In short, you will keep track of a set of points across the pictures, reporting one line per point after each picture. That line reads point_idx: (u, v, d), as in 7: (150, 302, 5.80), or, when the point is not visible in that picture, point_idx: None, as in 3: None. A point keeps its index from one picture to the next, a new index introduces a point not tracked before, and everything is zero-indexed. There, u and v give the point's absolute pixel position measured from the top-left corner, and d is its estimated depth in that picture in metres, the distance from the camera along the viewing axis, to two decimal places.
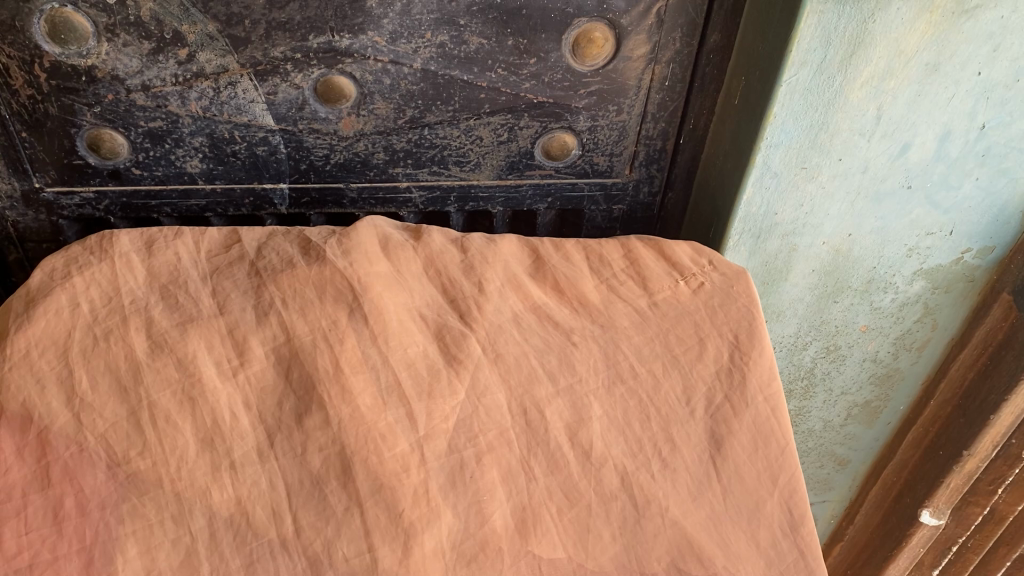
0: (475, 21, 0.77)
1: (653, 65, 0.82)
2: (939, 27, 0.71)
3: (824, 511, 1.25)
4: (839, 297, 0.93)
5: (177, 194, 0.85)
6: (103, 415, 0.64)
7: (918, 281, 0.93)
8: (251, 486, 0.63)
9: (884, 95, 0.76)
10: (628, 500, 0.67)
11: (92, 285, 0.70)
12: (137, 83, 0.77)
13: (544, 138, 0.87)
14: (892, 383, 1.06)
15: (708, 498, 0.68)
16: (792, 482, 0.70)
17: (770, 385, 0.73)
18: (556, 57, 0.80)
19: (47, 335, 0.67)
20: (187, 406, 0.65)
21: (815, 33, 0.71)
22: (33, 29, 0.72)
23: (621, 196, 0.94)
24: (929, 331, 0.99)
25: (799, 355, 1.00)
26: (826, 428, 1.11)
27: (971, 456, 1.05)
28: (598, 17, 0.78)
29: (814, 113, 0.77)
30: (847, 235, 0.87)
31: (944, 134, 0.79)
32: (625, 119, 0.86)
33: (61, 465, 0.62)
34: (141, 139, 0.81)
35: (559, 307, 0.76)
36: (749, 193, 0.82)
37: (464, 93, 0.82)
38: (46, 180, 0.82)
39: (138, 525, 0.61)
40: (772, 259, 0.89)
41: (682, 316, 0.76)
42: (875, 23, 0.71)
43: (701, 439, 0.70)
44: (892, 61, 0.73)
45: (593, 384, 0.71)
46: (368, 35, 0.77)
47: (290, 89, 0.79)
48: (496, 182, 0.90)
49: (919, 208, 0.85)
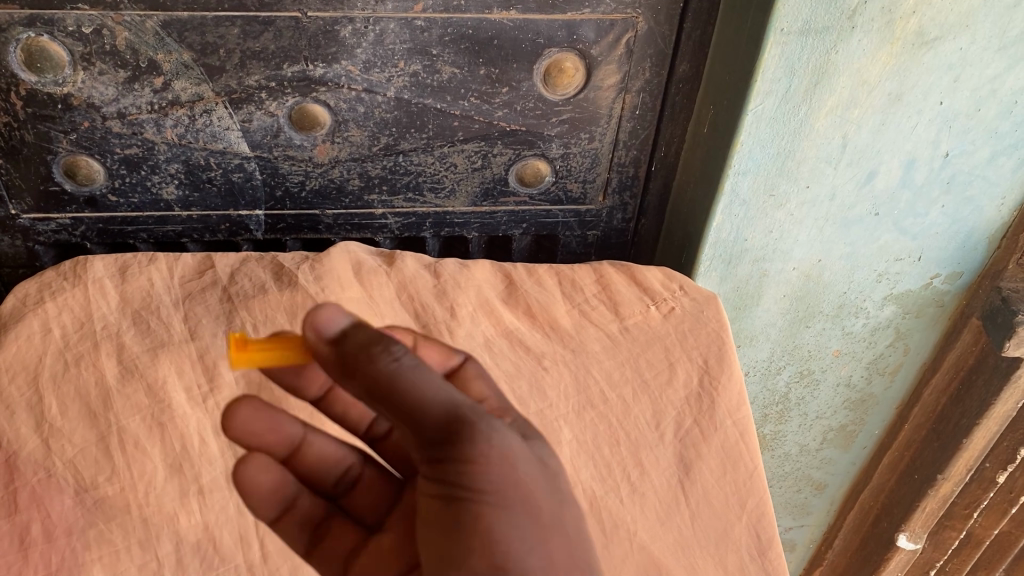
0: (447, 51, 0.78)
1: (624, 94, 0.84)
2: (900, 58, 0.73)
3: (803, 536, 1.25)
4: (811, 322, 0.94)
5: (153, 220, 0.86)
6: (72, 440, 0.65)
7: (888, 306, 0.94)
8: (219, 512, 0.65)
9: (849, 123, 0.77)
10: (597, 524, 0.68)
11: (64, 311, 0.71)
12: (113, 111, 0.78)
13: (518, 165, 0.88)
14: (867, 407, 1.06)
15: (677, 522, 0.69)
16: (760, 506, 0.70)
17: (739, 410, 0.73)
18: (528, 86, 0.81)
19: (18, 361, 0.68)
20: (156, 431, 0.66)
21: (780, 62, 0.73)
22: (10, 58, 0.73)
23: (595, 222, 0.94)
24: (902, 356, 1.00)
25: (772, 379, 1.01)
26: (803, 452, 1.11)
27: (945, 480, 1.07)
28: (568, 47, 0.79)
29: (782, 141, 0.78)
30: (817, 260, 0.88)
31: (908, 162, 0.80)
32: (598, 147, 0.87)
33: (29, 490, 0.63)
34: (116, 165, 0.81)
35: (531, 332, 0.77)
36: (718, 219, 0.84)
37: (438, 121, 0.83)
38: (23, 206, 0.83)
39: (105, 551, 0.62)
40: (743, 284, 0.90)
41: (653, 341, 0.77)
42: (838, 53, 0.72)
43: (670, 463, 0.71)
44: (856, 91, 0.75)
45: (563, 409, 0.72)
46: (342, 64, 0.78)
47: (265, 117, 0.80)
48: (471, 208, 0.91)
49: (887, 234, 0.86)
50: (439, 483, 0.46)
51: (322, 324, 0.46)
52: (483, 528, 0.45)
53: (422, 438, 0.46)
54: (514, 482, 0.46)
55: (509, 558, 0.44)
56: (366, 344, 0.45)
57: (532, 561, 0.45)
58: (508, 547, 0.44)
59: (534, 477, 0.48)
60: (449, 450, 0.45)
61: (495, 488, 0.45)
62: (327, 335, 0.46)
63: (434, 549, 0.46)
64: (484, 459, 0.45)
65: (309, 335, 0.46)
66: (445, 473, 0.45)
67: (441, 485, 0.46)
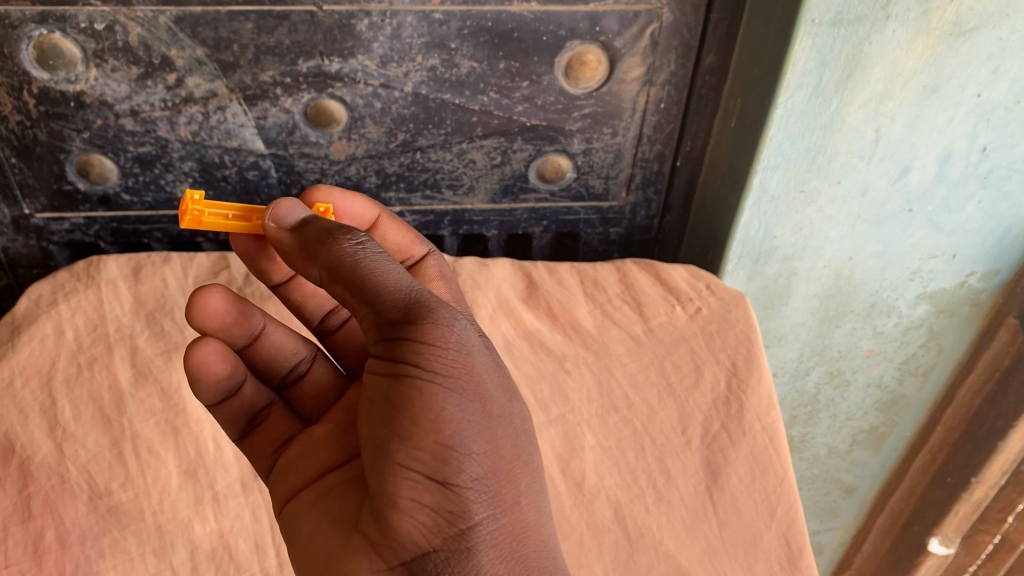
0: (466, 44, 0.76)
1: (648, 87, 0.81)
2: (936, 49, 0.70)
3: (831, 539, 1.21)
4: (841, 321, 0.91)
5: (168, 220, 0.84)
6: (86, 445, 0.64)
7: (921, 305, 0.91)
8: (234, 518, 0.64)
9: (882, 117, 0.74)
10: (622, 532, 0.66)
11: (77, 312, 0.70)
12: (126, 108, 0.76)
13: (538, 161, 0.85)
14: (898, 409, 1.03)
15: (703, 531, 0.66)
16: (790, 513, 0.67)
17: (768, 414, 0.71)
18: (548, 80, 0.79)
19: (32, 364, 0.67)
20: (170, 436, 0.66)
21: (810, 54, 0.70)
22: (22, 56, 0.72)
23: (618, 219, 0.92)
24: (935, 356, 0.97)
25: (800, 380, 0.98)
26: (831, 453, 1.08)
27: (979, 484, 1.06)
28: (591, 39, 0.77)
29: (812, 136, 0.75)
30: (849, 259, 0.85)
31: (944, 156, 0.77)
32: (621, 141, 0.85)
33: (42, 496, 0.62)
34: (130, 164, 0.80)
35: (553, 334, 0.75)
36: (746, 216, 0.81)
37: (456, 117, 0.81)
38: (36, 206, 0.81)
39: (119, 559, 0.61)
40: (771, 282, 0.87)
41: (678, 342, 0.75)
42: (871, 44, 0.70)
43: (697, 469, 0.69)
44: (890, 83, 0.72)
45: (586, 413, 0.71)
46: (358, 59, 0.76)
47: (280, 113, 0.78)
48: (491, 205, 0.89)
49: (921, 231, 0.83)
50: (388, 357, 0.48)
51: (285, 214, 0.52)
52: (436, 402, 0.47)
53: (378, 320, 0.49)
54: (465, 366, 0.48)
55: (454, 444, 0.47)
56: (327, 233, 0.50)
57: (477, 442, 0.48)
58: (456, 437, 0.47)
59: (487, 368, 0.50)
60: (405, 329, 0.47)
61: (450, 369, 0.47)
62: (288, 223, 0.52)
63: (386, 412, 0.48)
64: (442, 343, 0.47)
65: (271, 223, 0.52)
66: (399, 350, 0.47)
67: (392, 360, 0.48)
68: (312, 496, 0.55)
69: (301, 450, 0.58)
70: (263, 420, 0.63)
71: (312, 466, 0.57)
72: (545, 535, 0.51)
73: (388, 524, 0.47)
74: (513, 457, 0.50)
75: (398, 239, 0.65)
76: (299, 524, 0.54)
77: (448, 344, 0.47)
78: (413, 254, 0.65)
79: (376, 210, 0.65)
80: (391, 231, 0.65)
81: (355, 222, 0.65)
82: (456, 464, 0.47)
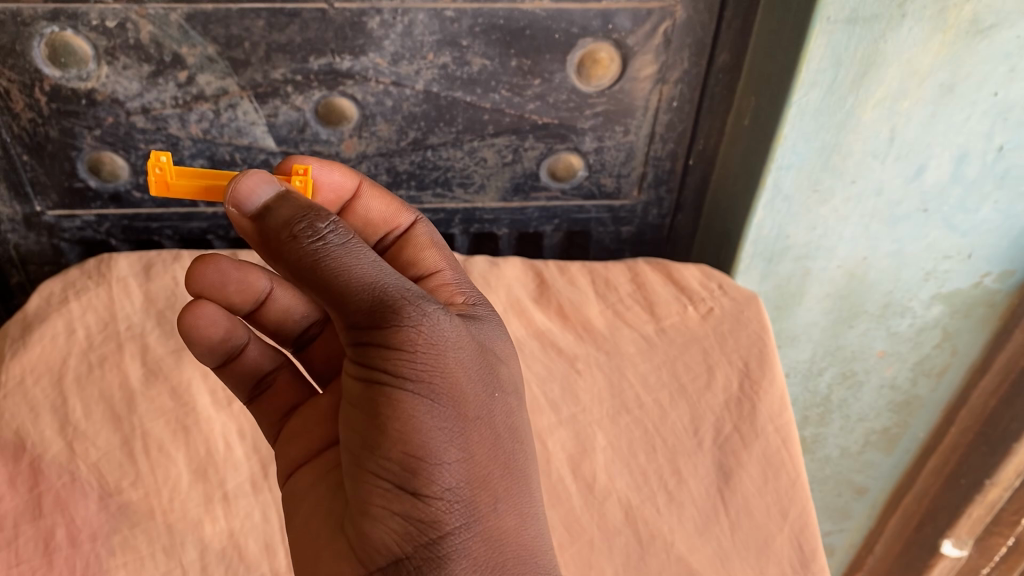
0: (478, 42, 0.75)
1: (661, 85, 0.81)
2: (953, 47, 0.69)
3: (843, 540, 1.21)
4: (855, 322, 0.91)
5: (178, 217, 0.85)
6: (96, 443, 0.64)
7: (936, 306, 0.90)
8: (244, 518, 0.64)
9: (898, 116, 0.73)
10: (633, 535, 0.65)
11: (88, 311, 0.70)
12: (137, 106, 0.76)
13: (550, 159, 0.85)
14: (912, 410, 1.02)
15: (716, 533, 0.65)
16: (803, 516, 0.67)
17: (781, 415, 0.70)
18: (560, 78, 0.79)
19: (43, 362, 0.67)
20: (181, 435, 0.66)
21: (825, 53, 0.69)
22: (34, 53, 0.72)
23: (629, 218, 0.91)
24: (949, 357, 0.96)
25: (813, 380, 0.97)
26: (844, 455, 1.07)
27: (994, 485, 1.05)
28: (603, 37, 0.77)
29: (826, 134, 0.75)
30: (863, 258, 0.84)
31: (960, 155, 0.76)
32: (633, 140, 0.84)
33: (53, 494, 0.62)
34: (141, 162, 0.80)
35: (564, 334, 0.75)
36: (760, 215, 0.80)
37: (468, 114, 0.80)
38: (47, 203, 0.81)
39: (129, 557, 0.61)
40: (785, 282, 0.87)
41: (690, 342, 0.74)
42: (887, 43, 0.69)
43: (709, 471, 0.68)
44: (906, 81, 0.71)
45: (597, 414, 0.70)
46: (369, 57, 0.75)
47: (291, 111, 0.78)
48: (502, 204, 0.88)
49: (936, 231, 0.82)
50: (362, 359, 0.46)
51: (245, 196, 0.47)
52: (406, 412, 0.45)
53: (346, 321, 0.46)
54: (439, 372, 0.46)
55: (423, 455, 0.45)
56: (288, 226, 0.46)
57: (450, 452, 0.46)
58: (426, 446, 0.45)
59: (466, 365, 0.48)
60: (375, 334, 0.45)
61: (419, 375, 0.45)
62: (250, 206, 0.47)
63: (359, 417, 0.47)
64: (413, 351, 0.45)
65: (232, 209, 0.47)
66: (369, 354, 0.46)
67: (364, 364, 0.46)
68: (319, 470, 0.54)
69: (306, 422, 0.58)
70: (269, 387, 0.62)
71: (317, 438, 0.56)
72: (532, 530, 0.50)
73: (360, 525, 0.47)
74: (492, 461, 0.48)
75: (383, 209, 0.62)
76: (301, 499, 0.54)
77: (416, 348, 0.45)
78: (399, 224, 0.62)
79: (358, 179, 0.62)
80: (375, 200, 0.62)
81: (337, 196, 0.62)
82: (428, 474, 0.46)
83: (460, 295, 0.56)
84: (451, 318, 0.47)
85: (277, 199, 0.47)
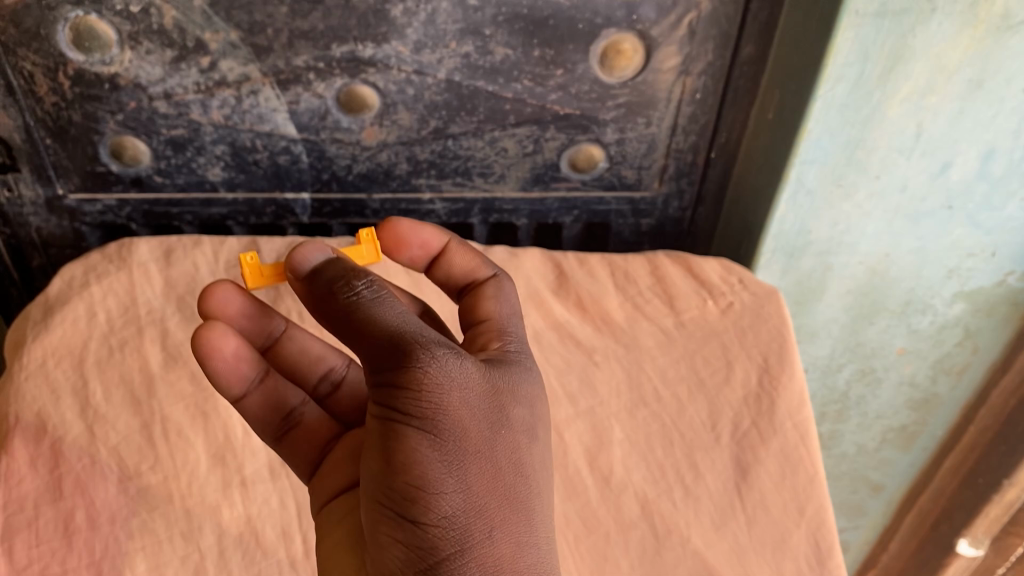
0: (501, 31, 0.75)
1: (685, 77, 0.80)
2: (983, 42, 0.68)
3: (857, 537, 1.20)
4: (875, 318, 0.90)
5: (199, 203, 0.84)
6: (116, 427, 0.65)
7: (958, 303, 0.89)
8: (261, 504, 0.64)
9: (924, 112, 0.73)
10: (649, 528, 0.65)
11: (109, 295, 0.70)
12: (160, 91, 0.76)
13: (571, 150, 0.85)
14: (930, 408, 1.01)
15: (731, 529, 0.65)
16: (820, 513, 0.66)
17: (800, 411, 0.70)
18: (583, 68, 0.78)
19: (64, 345, 0.68)
20: (200, 420, 0.66)
21: (852, 47, 0.69)
22: (58, 37, 0.72)
23: (649, 210, 0.91)
24: (970, 355, 0.95)
25: (831, 376, 0.97)
26: (860, 451, 1.07)
27: (1011, 486, 1.04)
28: (627, 27, 0.76)
29: (851, 130, 0.74)
30: (885, 255, 0.84)
31: (987, 152, 0.75)
32: (654, 132, 0.84)
33: (73, 477, 0.62)
34: (163, 147, 0.80)
35: (582, 326, 0.75)
36: (782, 210, 0.80)
37: (489, 104, 0.80)
38: (69, 186, 0.81)
39: (147, 541, 0.61)
40: (805, 277, 0.86)
41: (709, 337, 0.74)
42: (916, 37, 0.68)
43: (726, 466, 0.68)
44: (934, 77, 0.70)
45: (615, 407, 0.70)
46: (392, 45, 0.75)
47: (313, 98, 0.78)
48: (521, 194, 0.88)
49: (960, 228, 0.81)
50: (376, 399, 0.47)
51: (298, 261, 0.50)
52: (408, 445, 0.46)
53: (364, 361, 0.47)
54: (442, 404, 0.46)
55: (422, 486, 0.45)
56: (332, 277, 0.48)
57: (451, 483, 0.46)
58: (425, 474, 0.46)
59: (474, 404, 0.48)
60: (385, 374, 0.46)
61: (422, 409, 0.46)
62: (303, 270, 0.50)
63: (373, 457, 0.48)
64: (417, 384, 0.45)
65: (289, 275, 0.50)
66: (380, 392, 0.47)
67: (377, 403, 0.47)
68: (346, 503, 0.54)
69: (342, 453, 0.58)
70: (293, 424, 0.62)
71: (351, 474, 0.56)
72: (531, 563, 0.48)
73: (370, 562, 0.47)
74: (498, 496, 0.48)
75: (464, 263, 0.61)
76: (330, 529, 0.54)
77: (421, 383, 0.45)
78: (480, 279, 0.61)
79: (444, 237, 0.61)
80: (458, 254, 0.61)
81: (423, 251, 0.61)
82: (427, 502, 0.46)
83: (498, 338, 0.55)
84: (461, 358, 0.48)
85: (324, 264, 0.50)
